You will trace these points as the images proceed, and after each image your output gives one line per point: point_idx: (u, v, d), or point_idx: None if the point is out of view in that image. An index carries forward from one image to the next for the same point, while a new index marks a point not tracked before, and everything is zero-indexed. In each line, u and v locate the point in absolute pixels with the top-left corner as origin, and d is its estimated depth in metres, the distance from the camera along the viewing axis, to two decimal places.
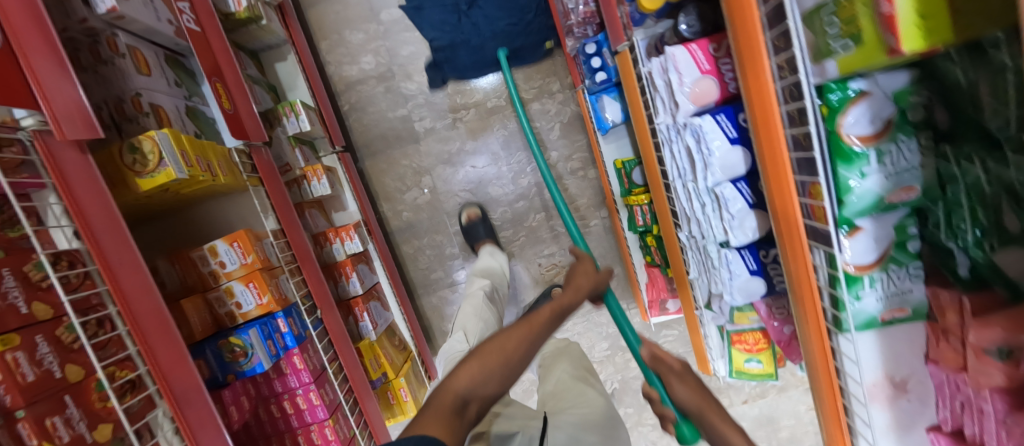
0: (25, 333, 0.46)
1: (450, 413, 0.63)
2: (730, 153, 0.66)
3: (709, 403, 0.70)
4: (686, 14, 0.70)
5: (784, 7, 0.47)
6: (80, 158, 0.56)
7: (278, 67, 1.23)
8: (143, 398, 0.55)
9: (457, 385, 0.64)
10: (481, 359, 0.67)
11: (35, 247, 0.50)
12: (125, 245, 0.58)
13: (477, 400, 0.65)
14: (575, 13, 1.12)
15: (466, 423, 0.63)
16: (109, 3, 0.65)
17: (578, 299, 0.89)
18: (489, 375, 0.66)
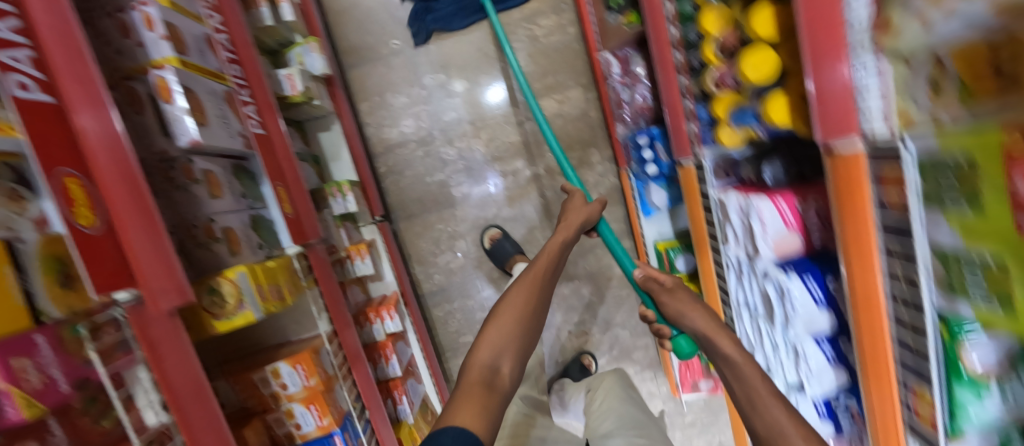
0: None
1: (482, 384, 0.68)
2: (816, 315, 0.65)
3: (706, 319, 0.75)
4: (770, 163, 0.71)
5: (911, 229, 0.47)
6: (170, 321, 0.54)
7: (322, 137, 1.21)
8: None
9: (483, 351, 0.71)
10: (499, 325, 0.75)
11: (130, 434, 0.47)
12: (207, 404, 0.56)
13: (507, 355, 0.72)
14: (630, 104, 1.11)
15: (500, 390, 0.67)
16: (191, 136, 0.63)
17: (570, 237, 0.94)
18: (507, 338, 0.73)
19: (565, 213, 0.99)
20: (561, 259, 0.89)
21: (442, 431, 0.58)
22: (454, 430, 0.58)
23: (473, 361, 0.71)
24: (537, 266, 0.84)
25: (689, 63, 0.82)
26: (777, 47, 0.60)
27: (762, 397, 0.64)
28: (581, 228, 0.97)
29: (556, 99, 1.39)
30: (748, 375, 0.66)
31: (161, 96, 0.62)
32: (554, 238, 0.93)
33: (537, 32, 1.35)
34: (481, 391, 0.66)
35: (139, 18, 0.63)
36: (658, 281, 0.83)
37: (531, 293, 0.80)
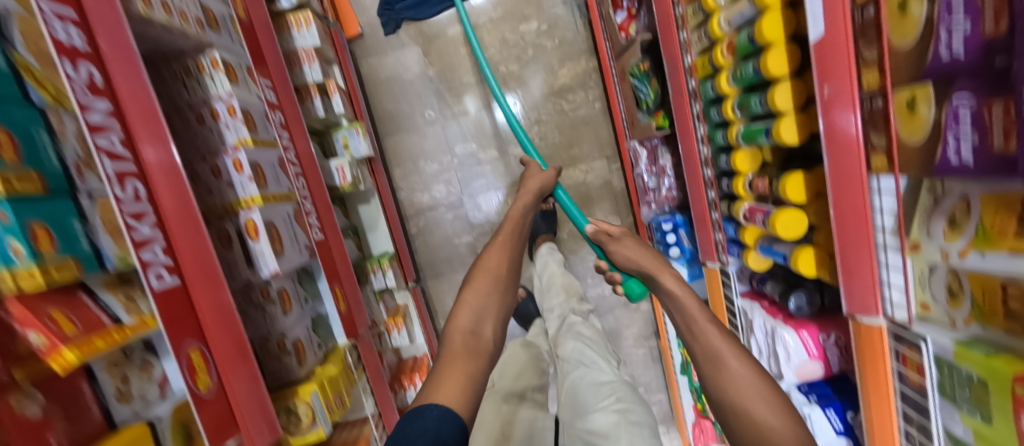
0: None
1: (466, 352, 0.68)
2: (835, 442, 0.71)
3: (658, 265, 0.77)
4: (796, 294, 0.75)
5: (927, 412, 0.53)
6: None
7: (361, 209, 1.27)
8: None
9: (464, 319, 0.71)
10: (476, 289, 0.76)
11: None
12: None
13: (486, 318, 0.73)
14: (656, 192, 1.17)
15: (484, 346, 0.69)
16: (273, 268, 0.70)
17: (531, 202, 1.00)
18: (487, 302, 0.74)
19: (524, 180, 1.05)
20: (525, 227, 0.93)
21: (424, 413, 0.57)
22: (439, 410, 0.57)
23: (454, 329, 0.71)
24: (505, 229, 0.87)
25: (720, 185, 0.89)
26: (808, 210, 0.67)
27: (699, 324, 0.65)
28: (535, 196, 1.00)
29: (580, 169, 1.44)
30: (685, 303, 0.68)
31: (249, 235, 0.69)
32: (517, 203, 0.98)
33: (566, 106, 1.41)
34: (466, 360, 0.66)
35: (230, 162, 0.70)
36: (606, 232, 0.89)
37: (505, 255, 0.83)
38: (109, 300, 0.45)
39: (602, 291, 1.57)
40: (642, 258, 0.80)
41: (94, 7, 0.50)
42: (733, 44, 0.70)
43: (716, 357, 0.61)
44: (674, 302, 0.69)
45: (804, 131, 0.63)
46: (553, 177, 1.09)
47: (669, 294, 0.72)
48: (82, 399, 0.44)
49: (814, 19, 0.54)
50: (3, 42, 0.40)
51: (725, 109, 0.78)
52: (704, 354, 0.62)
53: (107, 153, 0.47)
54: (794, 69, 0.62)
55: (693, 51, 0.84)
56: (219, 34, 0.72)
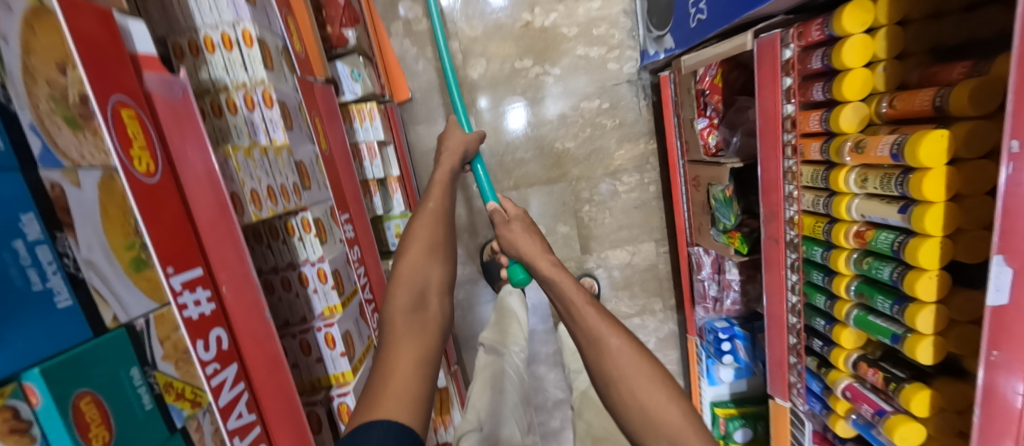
0: None
1: (410, 333, 0.66)
2: None
3: (540, 254, 0.83)
4: None
5: None
6: None
7: None
8: None
9: (403, 298, 0.70)
10: (411, 261, 0.76)
11: None
12: None
13: (430, 294, 0.74)
14: (718, 301, 1.15)
15: (427, 312, 0.70)
16: None
17: (454, 164, 0.90)
18: (428, 262, 0.77)
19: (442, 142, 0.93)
20: (453, 185, 0.90)
21: (373, 422, 0.51)
22: (385, 424, 0.51)
23: (394, 307, 0.70)
24: (431, 195, 0.85)
25: (808, 339, 0.86)
26: (926, 422, 0.65)
27: (579, 307, 0.73)
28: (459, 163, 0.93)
29: (628, 249, 1.41)
30: (565, 288, 0.75)
31: (342, 420, 0.64)
32: (438, 167, 0.89)
33: (619, 187, 1.36)
34: (411, 342, 0.65)
35: (321, 338, 0.63)
36: (503, 213, 0.91)
37: (437, 219, 0.82)
38: None
39: None
40: (528, 244, 0.86)
41: (217, 248, 0.43)
42: (867, 238, 0.67)
43: (596, 339, 0.69)
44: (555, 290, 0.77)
45: (940, 353, 0.61)
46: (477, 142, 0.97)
47: (553, 281, 0.78)
48: None
49: (995, 283, 0.50)
50: (147, 369, 0.33)
51: (837, 284, 0.75)
52: (587, 336, 0.70)
53: (237, 432, 0.41)
54: (941, 296, 0.60)
55: (800, 207, 0.80)
56: (310, 189, 0.65)
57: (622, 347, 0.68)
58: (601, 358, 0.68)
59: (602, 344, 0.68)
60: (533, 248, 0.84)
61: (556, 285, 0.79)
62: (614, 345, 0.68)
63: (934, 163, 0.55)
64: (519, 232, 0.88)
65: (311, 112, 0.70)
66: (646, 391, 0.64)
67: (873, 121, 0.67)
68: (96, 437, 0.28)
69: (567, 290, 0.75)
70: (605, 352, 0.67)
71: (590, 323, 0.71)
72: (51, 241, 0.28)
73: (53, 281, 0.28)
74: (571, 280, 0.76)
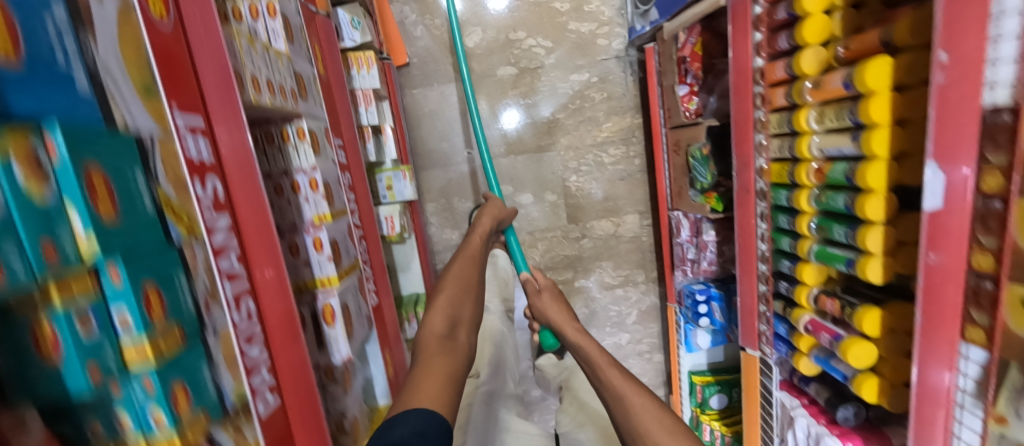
0: None
1: (441, 352, 0.83)
2: None
3: (567, 322, 1.12)
4: (846, 407, 0.79)
5: None
6: None
7: (395, 249, 1.23)
8: None
9: (439, 326, 0.88)
10: (446, 296, 0.95)
11: None
12: None
13: (460, 327, 0.92)
14: (695, 263, 1.20)
15: (457, 340, 0.88)
16: (346, 354, 0.68)
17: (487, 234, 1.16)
18: (461, 300, 0.96)
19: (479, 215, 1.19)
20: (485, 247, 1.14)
21: (417, 409, 0.68)
22: (427, 413, 0.67)
23: (430, 334, 0.86)
24: (471, 247, 1.09)
25: (775, 284, 0.91)
26: (877, 342, 0.70)
27: (603, 368, 0.99)
28: (491, 226, 1.18)
29: (612, 221, 1.46)
30: (591, 356, 1.02)
31: (326, 321, 0.66)
32: (477, 232, 1.15)
33: (605, 159, 1.42)
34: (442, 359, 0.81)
35: (310, 241, 0.66)
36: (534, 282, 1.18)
37: (473, 267, 1.05)
38: (226, 441, 0.42)
39: (618, 340, 1.55)
40: (556, 313, 1.14)
41: (219, 110, 0.47)
42: (825, 172, 0.72)
43: (620, 398, 0.92)
44: (586, 356, 1.03)
45: (889, 273, 0.66)
46: (510, 215, 1.24)
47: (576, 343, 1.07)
48: None
49: (930, 189, 0.55)
50: (149, 178, 0.37)
51: (799, 223, 0.80)
52: (613, 396, 0.94)
53: (227, 275, 0.44)
54: (889, 216, 0.65)
55: (769, 156, 0.86)
56: (307, 101, 0.69)
57: (644, 406, 0.89)
58: (626, 412, 0.90)
59: (627, 401, 0.91)
60: (560, 316, 1.14)
61: (579, 347, 1.07)
62: (637, 404, 0.90)
63: (877, 86, 0.61)
64: (547, 301, 1.17)
65: (312, 39, 0.75)
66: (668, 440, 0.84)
67: (832, 65, 0.71)
68: (105, 211, 0.32)
69: (592, 354, 1.02)
70: (627, 409, 0.90)
71: (614, 382, 0.95)
72: (74, 33, 0.32)
73: (74, 64, 0.31)
74: (593, 346, 1.04)
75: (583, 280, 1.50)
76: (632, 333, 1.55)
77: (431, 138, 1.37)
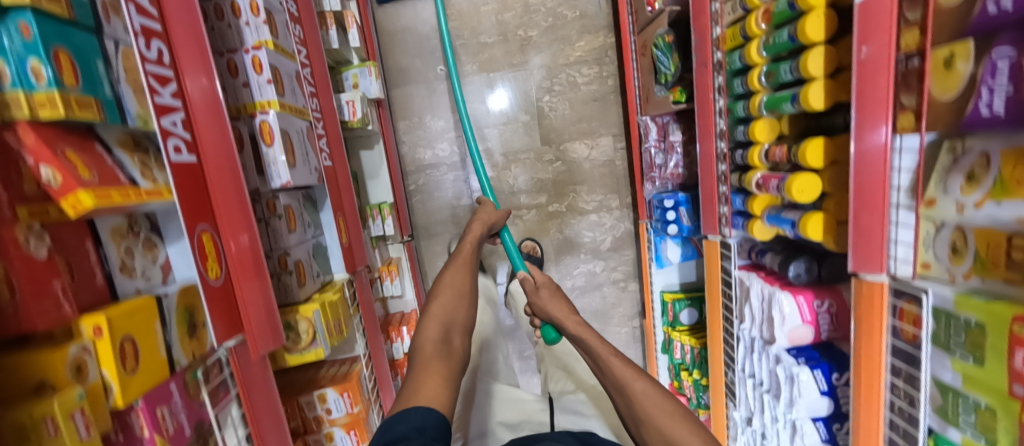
0: None
1: (438, 357, 0.83)
2: (818, 401, 0.75)
3: (568, 316, 1.00)
4: (797, 263, 0.79)
5: (918, 361, 0.57)
6: (261, 290, 0.57)
7: (363, 154, 1.23)
8: None
9: (434, 332, 0.87)
10: (442, 304, 0.92)
11: (211, 414, 0.51)
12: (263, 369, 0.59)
13: (454, 332, 0.90)
14: (662, 169, 1.20)
15: (451, 346, 0.87)
16: (285, 179, 0.67)
17: (481, 231, 1.09)
18: (454, 309, 0.92)
19: (473, 218, 1.11)
20: (478, 253, 1.08)
21: (413, 409, 0.69)
22: (422, 412, 0.68)
23: (425, 340, 0.86)
24: (464, 251, 1.03)
25: (733, 157, 0.91)
26: (823, 176, 0.70)
27: (604, 358, 0.88)
28: (483, 232, 1.10)
29: (586, 144, 1.46)
30: (590, 342, 0.92)
31: (263, 139, 0.66)
32: (469, 235, 1.08)
33: (579, 79, 1.42)
34: (437, 361, 0.82)
35: (249, 61, 0.66)
36: (533, 278, 1.06)
37: (466, 275, 0.99)
38: (124, 158, 0.42)
39: (593, 267, 1.54)
40: (558, 310, 1.01)
41: None
42: (771, 11, 0.72)
43: (622, 385, 0.83)
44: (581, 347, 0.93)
45: (830, 99, 0.66)
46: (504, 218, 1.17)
47: (577, 336, 0.96)
48: (87, 262, 0.40)
49: None
50: None
51: (751, 79, 0.79)
52: (615, 384, 0.84)
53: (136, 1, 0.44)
54: (829, 36, 0.65)
55: (724, 22, 0.86)
56: None
57: (645, 391, 0.80)
58: (628, 397, 0.81)
59: (628, 389, 0.82)
60: (561, 312, 1.01)
61: (581, 341, 0.95)
62: (639, 390, 0.81)
63: None
64: (546, 299, 1.04)
65: None
66: (669, 426, 0.76)
67: None
68: None
69: (592, 345, 0.91)
70: (631, 396, 0.81)
71: (616, 370, 0.85)
72: None
73: None
74: (595, 336, 0.92)
75: (557, 205, 1.49)
76: (607, 260, 1.54)
77: (404, 54, 1.38)
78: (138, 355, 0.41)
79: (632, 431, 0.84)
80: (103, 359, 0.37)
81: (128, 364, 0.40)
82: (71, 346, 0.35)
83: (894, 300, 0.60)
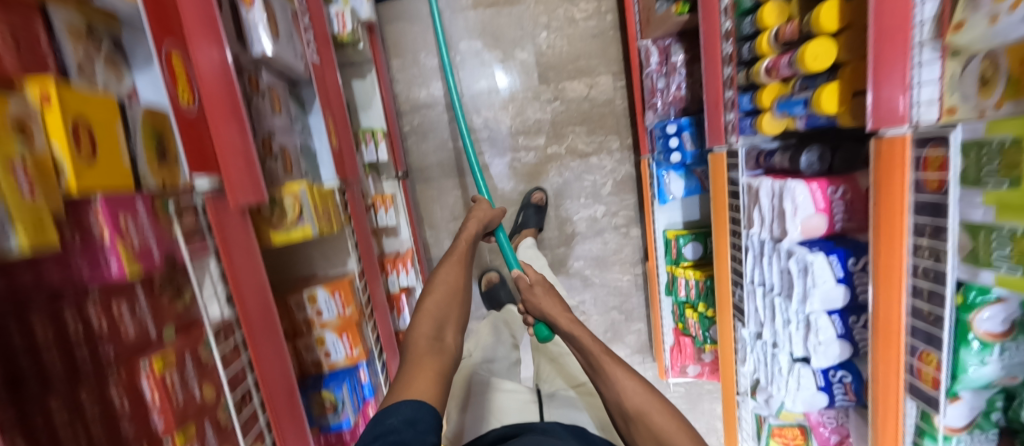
0: (177, 350, 0.43)
1: (431, 352, 0.77)
2: (833, 290, 0.72)
3: (561, 312, 0.92)
4: (809, 151, 0.76)
5: (944, 208, 0.53)
6: (240, 138, 0.55)
7: (355, 84, 1.19)
8: (231, 346, 0.51)
9: (427, 326, 0.81)
10: (436, 300, 0.86)
11: (184, 255, 0.47)
12: (244, 230, 0.56)
13: (448, 327, 0.84)
14: (664, 93, 1.17)
15: (444, 344, 0.80)
16: (267, 49, 0.63)
17: (477, 230, 1.04)
18: (446, 309, 0.86)
19: (466, 219, 1.06)
20: (473, 251, 1.02)
21: (399, 404, 0.65)
22: (411, 405, 0.64)
23: (418, 335, 0.80)
24: (459, 249, 0.97)
25: (739, 54, 0.88)
26: (837, 43, 0.66)
27: (601, 360, 0.81)
28: (478, 231, 1.06)
29: (585, 82, 1.42)
30: (583, 341, 0.85)
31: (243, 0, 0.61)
32: (465, 231, 1.03)
33: (577, 14, 1.38)
34: (431, 357, 0.76)
35: None
36: (525, 275, 1.00)
37: (461, 271, 0.94)
38: None
39: (593, 213, 1.51)
40: (551, 307, 0.94)
41: None
42: None
43: (610, 380, 0.78)
44: (574, 343, 0.86)
45: None
46: (500, 215, 1.13)
47: (569, 332, 0.89)
48: (37, 43, 0.36)
49: None
50: None
51: None
52: (600, 376, 0.80)
53: None
54: None
55: None
56: None
57: (636, 388, 0.76)
58: (617, 397, 0.76)
59: (617, 386, 0.77)
60: (554, 308, 0.93)
61: (574, 338, 0.88)
62: (629, 389, 0.76)
63: None
64: (541, 296, 0.96)
65: None
66: (657, 420, 0.73)
67: None
68: None
69: (585, 343, 0.85)
70: (619, 391, 0.76)
71: (605, 365, 0.80)
72: None
73: None
74: (588, 333, 0.86)
75: (556, 147, 1.46)
76: (608, 205, 1.50)
77: None
78: (96, 145, 0.36)
79: (619, 429, 0.79)
80: (52, 130, 0.33)
81: (84, 151, 0.35)
82: (13, 99, 0.31)
83: (916, 154, 0.56)
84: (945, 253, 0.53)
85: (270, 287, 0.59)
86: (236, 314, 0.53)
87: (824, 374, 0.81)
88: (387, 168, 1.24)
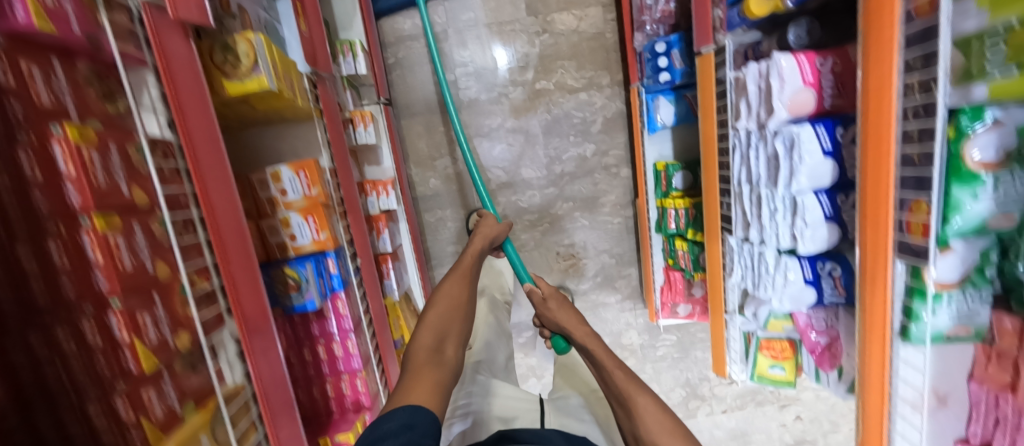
0: (99, 135, 0.40)
1: (430, 365, 0.73)
2: (821, 164, 0.69)
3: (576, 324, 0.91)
4: (797, 25, 0.74)
5: (933, 29, 0.49)
6: None
7: (335, 3, 1.16)
8: (173, 169, 0.48)
9: (428, 338, 0.76)
10: (438, 312, 0.82)
11: (116, 56, 0.43)
12: (189, 59, 0.53)
13: (448, 341, 0.79)
14: (653, 10, 1.14)
15: (444, 360, 0.75)
16: None
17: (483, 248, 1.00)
18: (447, 324, 0.81)
19: (473, 233, 1.03)
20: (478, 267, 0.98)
21: (393, 413, 0.60)
22: (407, 411, 0.60)
23: (418, 347, 0.75)
24: (462, 264, 0.94)
25: None
26: None
27: (621, 381, 0.77)
28: (485, 247, 1.03)
29: (574, 14, 1.39)
30: (597, 354, 0.83)
31: None
32: (471, 246, 1.00)
33: None
34: (430, 370, 0.71)
35: None
36: (536, 289, 0.97)
37: (464, 285, 0.89)
38: None
39: (583, 152, 1.47)
40: (566, 318, 0.92)
41: None
42: None
43: (625, 399, 0.75)
44: (586, 354, 0.85)
45: None
46: (506, 230, 1.10)
47: (587, 347, 0.86)
48: None
49: None
50: None
51: None
52: (618, 395, 0.76)
53: None
54: None
55: None
56: None
57: (649, 408, 0.72)
58: (635, 423, 0.72)
59: (630, 402, 0.74)
60: (570, 321, 0.92)
61: (587, 350, 0.86)
62: (641, 405, 0.73)
63: None
64: (556, 310, 0.94)
65: None
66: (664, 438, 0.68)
67: None
68: None
69: (601, 357, 0.82)
70: (634, 411, 0.73)
71: (620, 385, 0.76)
72: None
73: None
74: (602, 347, 0.84)
75: (544, 82, 1.43)
76: (597, 144, 1.47)
77: None
78: None
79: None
80: None
81: None
82: None
83: None
84: (935, 78, 0.49)
85: (219, 127, 0.56)
86: (179, 140, 0.49)
87: (812, 266, 0.78)
88: (369, 93, 1.23)
